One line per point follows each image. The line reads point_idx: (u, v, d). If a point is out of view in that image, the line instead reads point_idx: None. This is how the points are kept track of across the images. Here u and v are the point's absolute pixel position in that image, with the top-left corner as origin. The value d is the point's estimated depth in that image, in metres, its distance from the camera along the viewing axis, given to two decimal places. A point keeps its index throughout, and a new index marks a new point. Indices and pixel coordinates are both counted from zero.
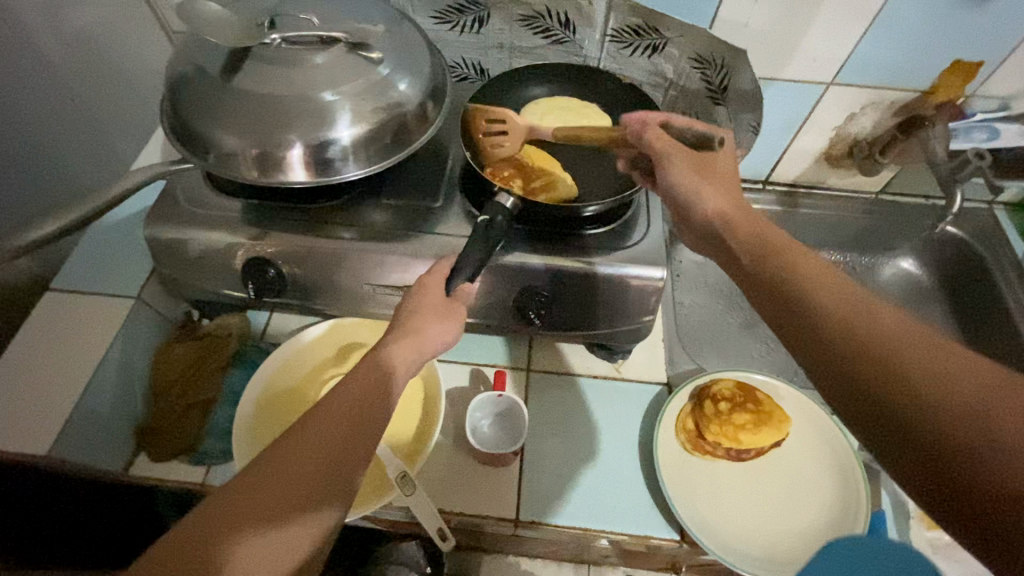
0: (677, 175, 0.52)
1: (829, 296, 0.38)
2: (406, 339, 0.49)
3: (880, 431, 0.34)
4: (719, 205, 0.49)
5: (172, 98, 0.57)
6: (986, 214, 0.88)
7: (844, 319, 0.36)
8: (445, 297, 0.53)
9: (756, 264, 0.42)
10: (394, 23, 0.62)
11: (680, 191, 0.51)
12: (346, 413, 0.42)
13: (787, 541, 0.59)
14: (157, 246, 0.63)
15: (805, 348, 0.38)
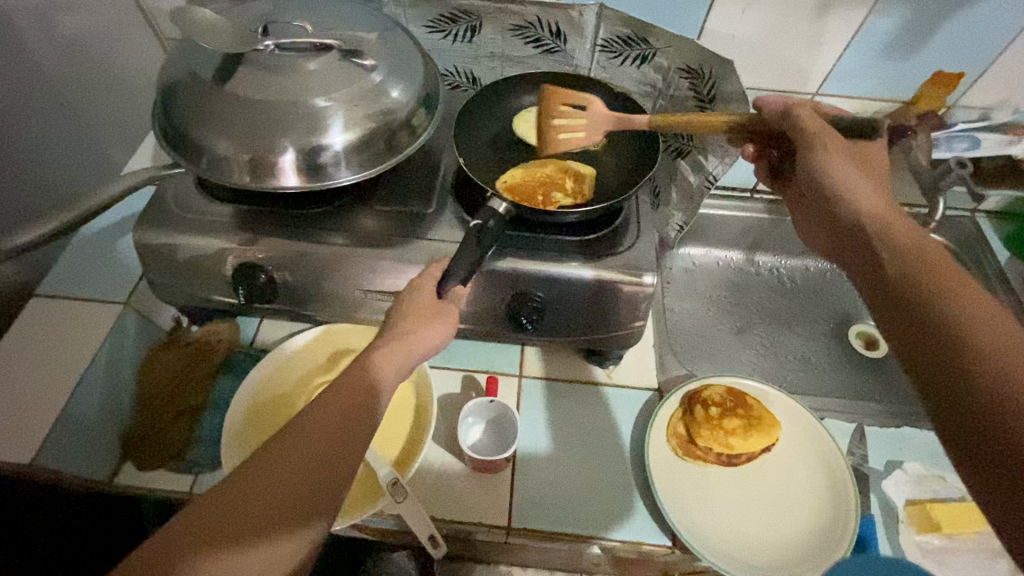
0: (827, 161, 0.50)
1: (959, 291, 0.37)
2: (395, 342, 0.49)
3: (963, 428, 0.33)
4: (864, 198, 0.47)
5: (164, 103, 0.57)
6: (969, 222, 0.90)
7: (941, 293, 0.37)
8: (437, 300, 0.53)
9: (894, 252, 0.42)
10: (387, 31, 0.62)
11: (830, 177, 0.50)
12: (331, 422, 0.42)
13: (779, 547, 0.59)
14: (146, 251, 0.62)
15: (910, 336, 0.38)
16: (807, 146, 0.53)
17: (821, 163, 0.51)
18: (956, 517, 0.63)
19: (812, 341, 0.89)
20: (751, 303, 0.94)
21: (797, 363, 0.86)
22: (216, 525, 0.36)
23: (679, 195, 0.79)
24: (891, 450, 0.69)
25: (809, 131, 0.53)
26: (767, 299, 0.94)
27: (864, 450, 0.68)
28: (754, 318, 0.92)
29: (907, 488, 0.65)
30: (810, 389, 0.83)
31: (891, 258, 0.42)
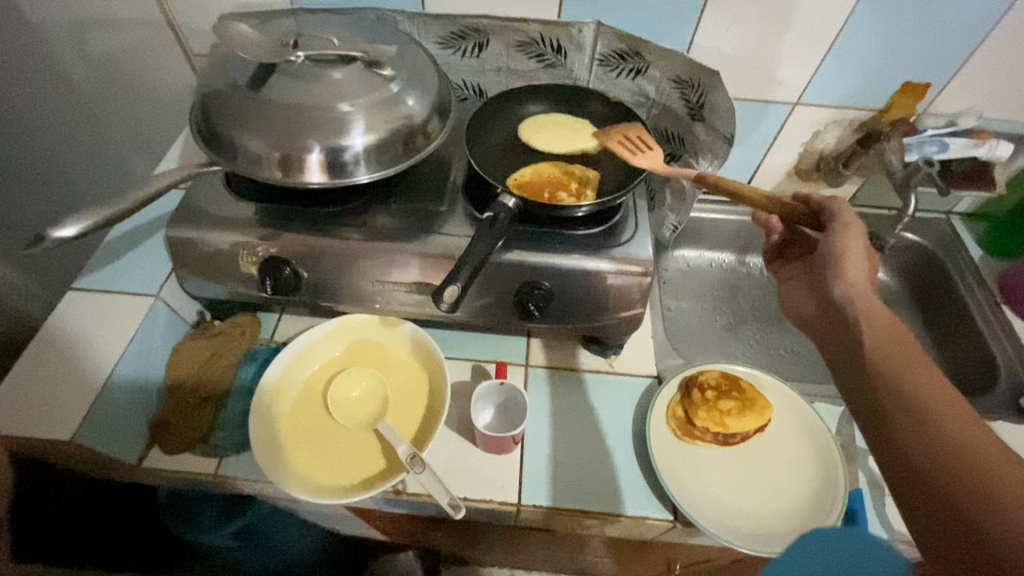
0: (839, 245, 0.54)
1: (917, 380, 0.45)
2: None
3: (918, 500, 0.40)
4: (861, 280, 0.52)
5: (202, 108, 0.62)
6: (943, 223, 0.96)
7: (927, 401, 0.43)
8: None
9: (872, 332, 0.49)
10: (404, 45, 0.68)
11: (841, 259, 0.53)
12: None
13: (773, 519, 0.63)
14: (178, 246, 0.67)
15: (869, 415, 0.46)
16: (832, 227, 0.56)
17: (836, 246, 0.54)
18: None
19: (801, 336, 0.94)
20: (743, 301, 0.99)
21: (789, 356, 0.91)
22: None
23: (673, 197, 0.85)
24: None
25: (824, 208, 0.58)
26: (757, 297, 0.99)
27: (851, 431, 0.73)
28: (746, 315, 0.97)
29: None
30: (801, 379, 0.87)
31: (869, 339, 0.49)
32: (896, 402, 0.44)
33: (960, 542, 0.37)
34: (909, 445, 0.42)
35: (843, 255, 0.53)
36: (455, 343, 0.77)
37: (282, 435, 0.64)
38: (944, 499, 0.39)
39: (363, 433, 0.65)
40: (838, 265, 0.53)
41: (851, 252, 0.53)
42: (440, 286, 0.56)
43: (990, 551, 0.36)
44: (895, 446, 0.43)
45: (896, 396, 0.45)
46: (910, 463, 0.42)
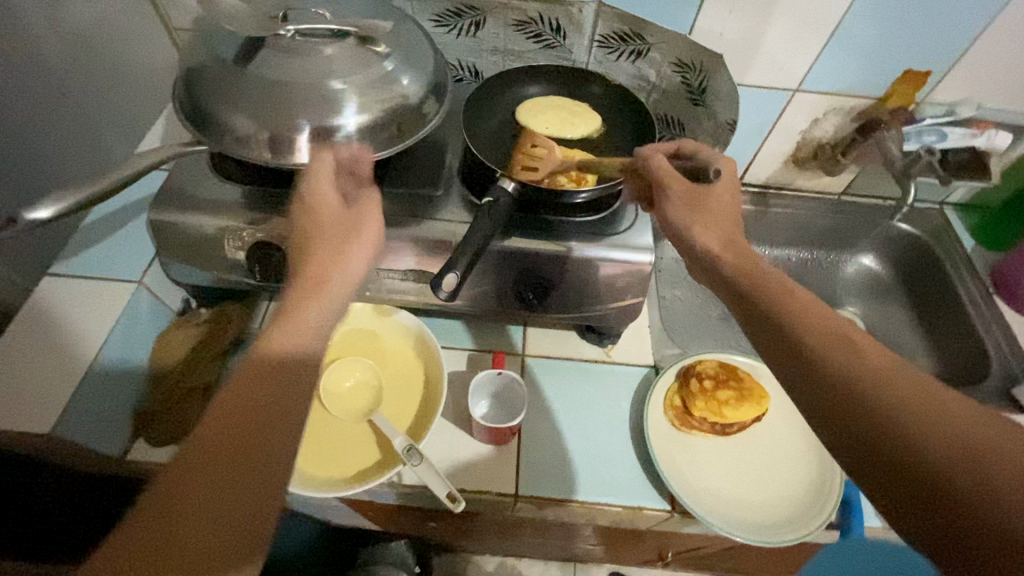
0: (676, 210, 0.56)
1: (819, 327, 0.40)
2: (288, 328, 0.46)
3: (862, 460, 0.34)
4: (714, 241, 0.53)
5: (186, 84, 0.59)
6: (937, 214, 0.97)
7: (832, 349, 0.38)
8: (345, 210, 0.55)
9: (767, 294, 0.45)
10: (399, 21, 0.66)
11: (685, 228, 0.55)
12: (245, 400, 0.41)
13: (770, 508, 0.63)
14: (161, 230, 0.64)
15: (794, 383, 0.40)
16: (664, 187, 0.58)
17: (672, 215, 0.57)
18: None
19: None
20: None
21: None
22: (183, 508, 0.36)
23: None
24: None
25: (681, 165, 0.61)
26: None
27: None
28: None
29: None
30: None
31: (766, 301, 0.44)
32: (808, 360, 0.39)
33: (920, 493, 0.31)
34: (842, 406, 0.36)
35: (682, 215, 0.56)
36: (450, 331, 0.75)
37: None
38: (888, 459, 0.33)
39: (357, 424, 0.64)
40: (682, 231, 0.55)
41: (703, 211, 0.56)
42: (438, 275, 0.55)
43: (953, 505, 0.30)
44: (824, 408, 0.37)
45: (813, 349, 0.39)
46: (845, 425, 0.36)
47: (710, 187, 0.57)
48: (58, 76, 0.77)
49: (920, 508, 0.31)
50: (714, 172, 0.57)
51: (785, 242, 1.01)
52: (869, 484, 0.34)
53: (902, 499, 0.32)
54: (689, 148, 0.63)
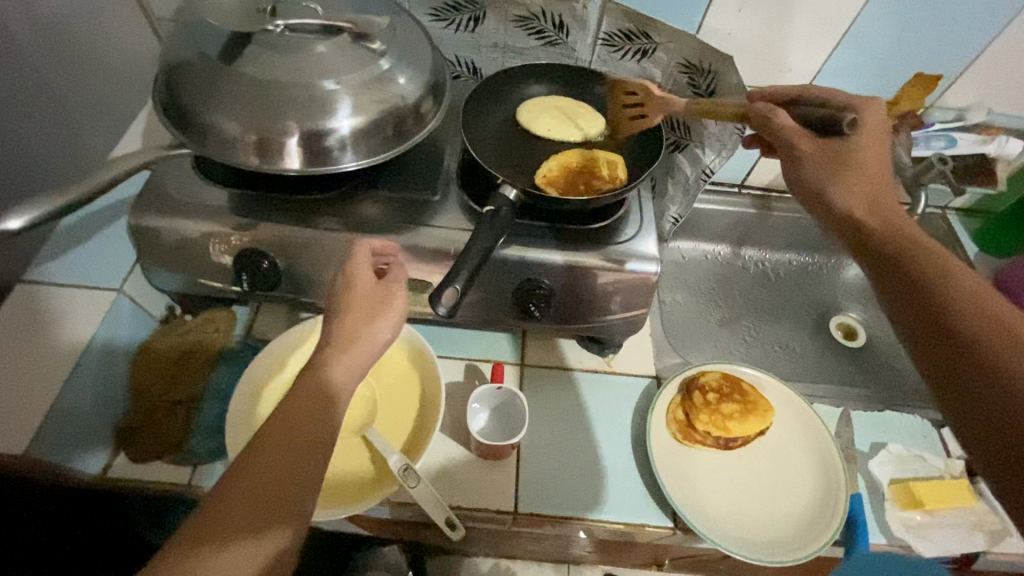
0: (814, 168, 0.55)
1: (963, 283, 0.41)
2: (339, 356, 0.48)
3: (937, 358, 0.40)
4: (853, 201, 0.51)
5: (168, 82, 0.56)
6: (940, 219, 0.95)
7: (934, 265, 0.43)
8: (375, 287, 0.53)
9: (871, 216, 0.49)
10: (395, 16, 0.62)
11: (819, 182, 0.54)
12: (295, 424, 0.44)
13: (775, 524, 0.62)
14: (141, 236, 0.61)
15: (888, 283, 0.45)
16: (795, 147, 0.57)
17: (809, 172, 0.55)
18: (937, 495, 0.67)
19: (795, 331, 0.93)
20: (738, 294, 0.97)
21: (783, 351, 0.90)
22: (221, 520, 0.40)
23: (675, 188, 0.82)
24: (875, 433, 0.72)
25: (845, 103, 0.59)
26: (752, 290, 0.97)
27: (850, 433, 0.72)
28: (741, 309, 0.95)
29: (890, 467, 0.69)
30: (796, 377, 0.86)
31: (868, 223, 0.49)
32: (936, 307, 0.41)
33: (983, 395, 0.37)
34: (925, 314, 0.41)
35: (817, 175, 0.54)
36: (447, 340, 0.73)
37: None
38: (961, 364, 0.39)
39: (350, 439, 0.61)
40: (819, 187, 0.54)
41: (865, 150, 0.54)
42: (436, 289, 0.52)
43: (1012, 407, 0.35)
44: (944, 350, 0.40)
45: (946, 305, 0.41)
46: (925, 328, 0.41)
47: (851, 142, 0.55)
48: (33, 68, 0.73)
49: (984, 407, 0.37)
50: (850, 123, 0.56)
51: (786, 246, 0.99)
52: (972, 423, 0.37)
53: (1004, 441, 0.35)
54: (815, 104, 0.61)
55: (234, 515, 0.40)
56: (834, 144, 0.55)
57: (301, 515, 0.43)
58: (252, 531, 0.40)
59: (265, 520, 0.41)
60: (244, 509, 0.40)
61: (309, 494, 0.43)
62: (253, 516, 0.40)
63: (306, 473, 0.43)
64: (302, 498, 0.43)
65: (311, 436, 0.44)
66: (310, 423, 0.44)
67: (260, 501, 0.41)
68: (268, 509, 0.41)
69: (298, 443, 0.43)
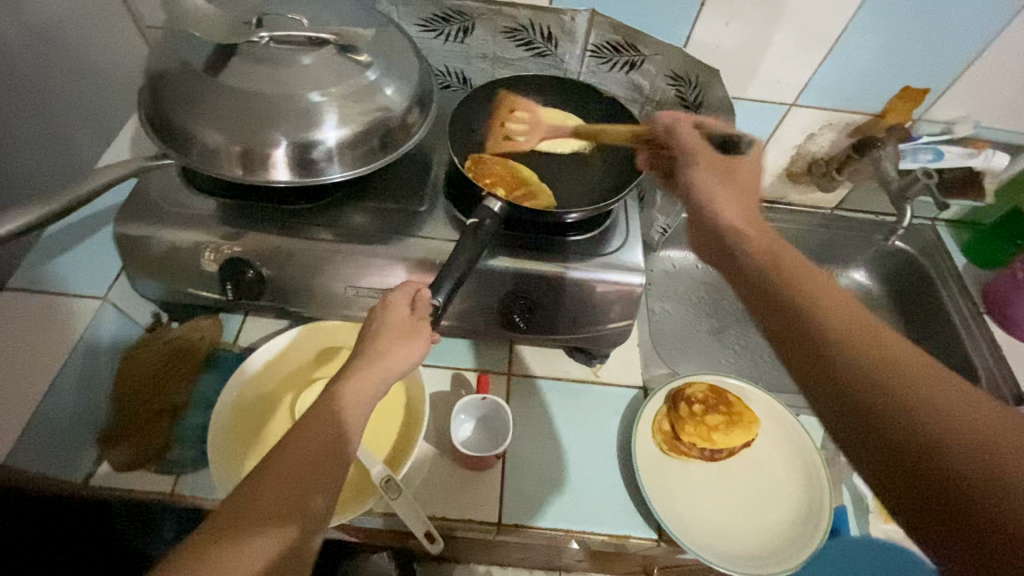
0: (700, 175, 0.56)
1: (863, 338, 0.37)
2: (368, 364, 0.48)
3: (877, 455, 0.35)
4: (735, 215, 0.52)
5: (153, 93, 0.56)
6: (929, 230, 0.95)
7: (846, 333, 0.38)
8: (409, 315, 0.53)
9: (772, 273, 0.44)
10: (381, 28, 0.62)
11: (703, 196, 0.54)
12: (324, 427, 0.44)
13: (760, 538, 0.62)
14: (126, 245, 0.61)
15: (805, 358, 0.39)
16: (684, 148, 0.59)
17: (694, 173, 0.57)
18: None
19: None
20: (728, 304, 0.97)
21: (772, 362, 0.90)
22: (244, 515, 0.39)
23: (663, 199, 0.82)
24: None
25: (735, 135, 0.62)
26: None
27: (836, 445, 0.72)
28: (731, 319, 0.95)
29: None
30: (785, 387, 0.86)
31: (771, 283, 0.44)
32: (810, 334, 0.39)
33: (938, 498, 0.31)
34: (860, 399, 0.36)
35: (701, 169, 0.56)
36: (433, 349, 0.73)
37: (244, 454, 0.60)
38: (901, 458, 0.33)
39: None
40: (694, 189, 0.56)
41: (739, 172, 0.56)
42: (422, 293, 0.53)
43: (967, 513, 0.30)
44: (820, 379, 0.38)
45: (875, 384, 0.35)
46: (864, 419, 0.35)
47: (743, 156, 0.57)
48: None
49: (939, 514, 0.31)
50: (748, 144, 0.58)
51: None
52: (915, 507, 0.33)
53: (930, 514, 0.32)
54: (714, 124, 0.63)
55: (250, 511, 0.39)
56: (725, 155, 0.57)
57: (310, 515, 0.41)
58: (262, 528, 0.39)
59: (288, 513, 0.40)
60: (256, 505, 0.40)
61: (320, 493, 0.42)
62: (266, 513, 0.40)
63: (319, 471, 0.42)
64: (314, 499, 0.42)
65: (329, 438, 0.44)
66: (329, 426, 0.45)
67: (274, 498, 0.40)
68: (278, 507, 0.40)
69: (317, 444, 0.43)
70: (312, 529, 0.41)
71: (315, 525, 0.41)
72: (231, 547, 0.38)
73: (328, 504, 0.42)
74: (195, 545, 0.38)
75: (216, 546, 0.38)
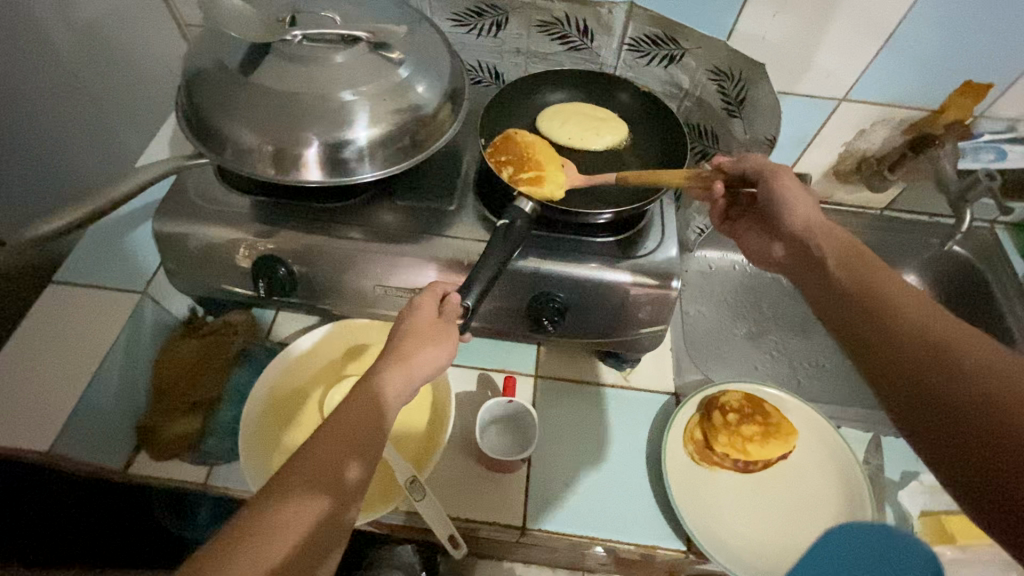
0: (787, 192, 0.56)
1: (919, 322, 0.40)
2: (393, 366, 0.47)
3: (923, 418, 0.37)
4: (811, 218, 0.54)
5: (190, 91, 0.57)
6: (988, 233, 0.89)
7: (906, 320, 0.41)
8: (437, 317, 0.52)
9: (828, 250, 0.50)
10: (414, 23, 0.61)
11: (781, 199, 0.56)
12: (357, 408, 0.44)
13: (797, 555, 0.60)
14: (164, 242, 0.62)
15: (857, 342, 0.43)
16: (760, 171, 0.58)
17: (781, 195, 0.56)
18: (969, 528, 0.64)
19: (826, 348, 0.89)
20: (766, 307, 0.93)
21: (810, 370, 0.86)
22: (280, 488, 0.40)
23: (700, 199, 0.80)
24: (909, 461, 0.68)
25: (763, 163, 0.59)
26: (782, 303, 0.94)
27: (879, 460, 0.68)
28: (769, 323, 0.91)
29: (922, 498, 0.66)
30: (823, 396, 0.83)
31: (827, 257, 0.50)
32: (875, 313, 0.43)
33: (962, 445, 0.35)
34: (903, 356, 0.40)
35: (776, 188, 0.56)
36: (461, 349, 0.72)
37: (275, 448, 0.61)
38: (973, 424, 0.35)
39: None
40: (779, 204, 0.56)
41: (791, 194, 0.56)
42: (460, 290, 0.52)
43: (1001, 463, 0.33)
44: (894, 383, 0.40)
45: (948, 363, 0.37)
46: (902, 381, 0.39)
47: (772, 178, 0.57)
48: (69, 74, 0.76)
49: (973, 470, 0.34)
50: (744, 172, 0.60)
51: None
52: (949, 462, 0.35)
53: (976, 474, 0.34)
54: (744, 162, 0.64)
55: (287, 487, 0.39)
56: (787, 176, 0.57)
57: (344, 491, 0.41)
58: (297, 506, 0.39)
59: (324, 487, 0.40)
60: (290, 481, 0.40)
61: (356, 465, 0.42)
62: (302, 487, 0.40)
63: (355, 447, 0.43)
64: (348, 472, 0.42)
65: (366, 418, 0.44)
66: (365, 410, 0.44)
67: (311, 476, 0.40)
68: (317, 479, 0.40)
69: (353, 425, 0.43)
70: (347, 503, 0.41)
71: (351, 498, 0.41)
72: (267, 522, 0.38)
73: (363, 478, 0.43)
74: (233, 526, 0.38)
75: (252, 525, 0.38)
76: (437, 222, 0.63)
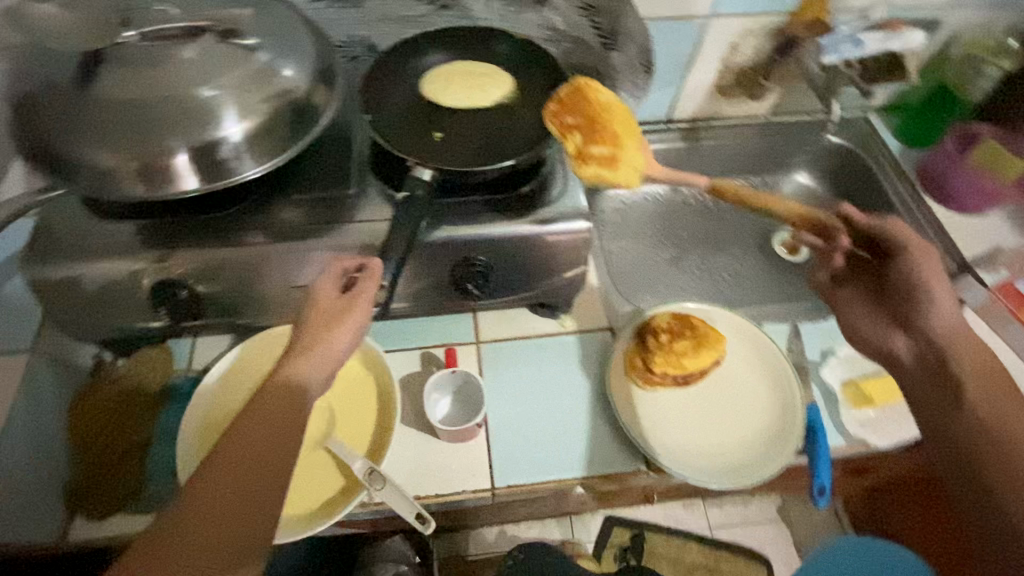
0: (919, 267, 0.54)
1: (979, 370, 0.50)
2: (301, 359, 0.49)
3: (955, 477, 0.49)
4: (927, 270, 0.54)
5: (23, 120, 0.51)
6: (861, 120, 0.96)
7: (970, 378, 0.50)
8: (339, 295, 0.53)
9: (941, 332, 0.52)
10: (263, 4, 0.57)
11: (922, 281, 0.54)
12: (263, 427, 0.46)
13: (742, 448, 0.64)
14: (41, 290, 0.56)
15: (927, 376, 0.52)
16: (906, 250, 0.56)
17: (915, 272, 0.54)
18: (885, 390, 0.70)
19: (742, 256, 0.94)
20: (683, 230, 0.97)
21: (732, 279, 0.91)
22: (193, 523, 0.42)
23: None
24: (826, 342, 0.75)
25: (903, 241, 0.56)
26: (696, 223, 0.98)
27: (801, 346, 0.74)
28: (688, 245, 0.95)
29: (841, 372, 0.72)
30: (747, 301, 0.88)
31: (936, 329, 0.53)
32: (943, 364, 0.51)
33: (965, 482, 0.48)
34: (959, 420, 0.49)
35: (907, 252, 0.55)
36: (396, 333, 0.71)
37: None
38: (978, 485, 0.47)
39: (313, 453, 0.60)
40: (905, 268, 0.55)
41: (931, 281, 0.54)
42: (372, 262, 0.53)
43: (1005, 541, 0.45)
44: (939, 404, 0.51)
45: (989, 465, 0.47)
46: (945, 440, 0.50)
47: (898, 260, 0.56)
48: None
49: (968, 485, 0.48)
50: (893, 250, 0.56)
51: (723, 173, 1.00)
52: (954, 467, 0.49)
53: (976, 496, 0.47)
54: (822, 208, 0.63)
55: (197, 518, 0.42)
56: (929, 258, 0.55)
57: (261, 511, 0.43)
58: (211, 537, 0.42)
59: (240, 513, 0.43)
60: (200, 512, 0.42)
61: (272, 485, 0.44)
62: (213, 516, 0.42)
63: (268, 464, 0.45)
64: (262, 492, 0.44)
65: (275, 427, 0.46)
66: (273, 419, 0.46)
67: (226, 500, 0.43)
68: (232, 504, 0.43)
69: (261, 444, 0.45)
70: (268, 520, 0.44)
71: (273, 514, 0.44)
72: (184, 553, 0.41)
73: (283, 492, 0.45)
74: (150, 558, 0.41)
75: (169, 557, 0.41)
76: (339, 209, 0.60)
